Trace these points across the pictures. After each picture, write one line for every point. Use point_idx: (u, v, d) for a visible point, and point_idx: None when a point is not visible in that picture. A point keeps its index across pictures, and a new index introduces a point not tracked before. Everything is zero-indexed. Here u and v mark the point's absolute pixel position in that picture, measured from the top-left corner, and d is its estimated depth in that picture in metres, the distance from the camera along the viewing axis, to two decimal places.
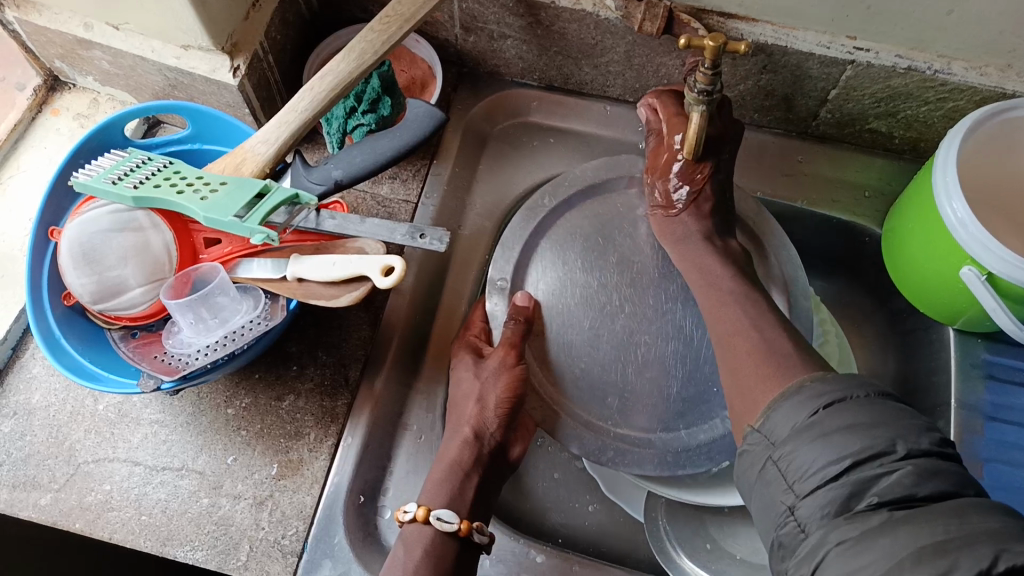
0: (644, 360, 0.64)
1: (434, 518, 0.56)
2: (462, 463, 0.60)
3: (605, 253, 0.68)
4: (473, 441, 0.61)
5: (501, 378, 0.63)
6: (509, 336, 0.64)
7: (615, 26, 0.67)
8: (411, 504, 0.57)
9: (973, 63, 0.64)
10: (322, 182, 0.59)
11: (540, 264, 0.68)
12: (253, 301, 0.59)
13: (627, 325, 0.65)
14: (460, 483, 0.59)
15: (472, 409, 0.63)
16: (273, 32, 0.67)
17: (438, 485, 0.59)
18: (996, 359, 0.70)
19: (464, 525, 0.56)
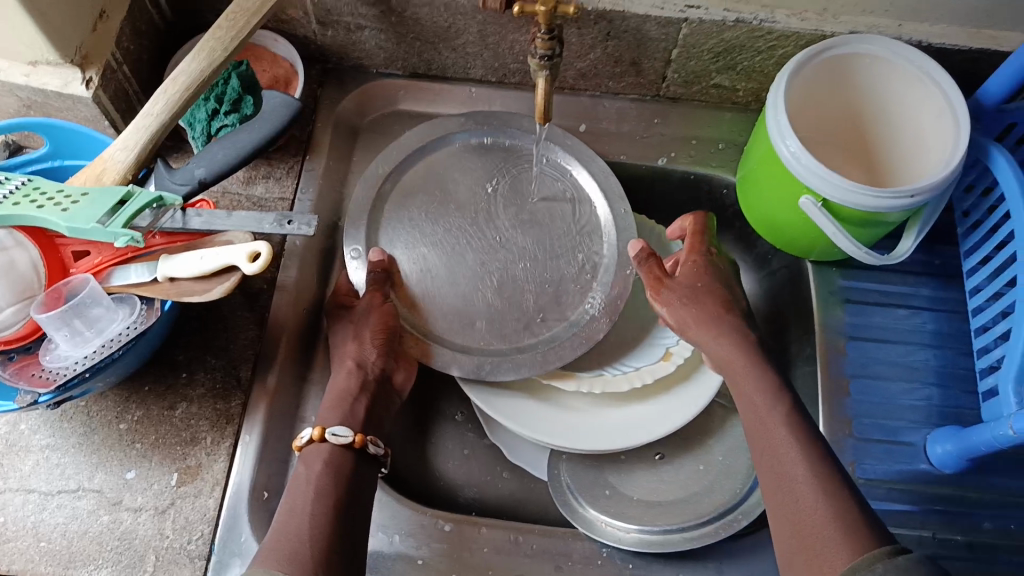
0: (500, 284, 0.71)
1: (329, 433, 0.57)
2: (349, 392, 0.62)
3: (446, 206, 0.74)
4: (357, 369, 0.64)
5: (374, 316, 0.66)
6: (371, 283, 0.68)
7: (464, 6, 0.70)
8: (304, 430, 0.59)
9: (794, 10, 0.70)
10: (186, 182, 0.60)
11: (387, 226, 0.72)
12: (129, 308, 0.59)
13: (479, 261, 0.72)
14: (350, 407, 0.61)
15: (351, 344, 0.65)
16: (125, 43, 0.67)
17: (329, 414, 0.61)
18: (852, 284, 0.76)
19: (358, 437, 0.58)
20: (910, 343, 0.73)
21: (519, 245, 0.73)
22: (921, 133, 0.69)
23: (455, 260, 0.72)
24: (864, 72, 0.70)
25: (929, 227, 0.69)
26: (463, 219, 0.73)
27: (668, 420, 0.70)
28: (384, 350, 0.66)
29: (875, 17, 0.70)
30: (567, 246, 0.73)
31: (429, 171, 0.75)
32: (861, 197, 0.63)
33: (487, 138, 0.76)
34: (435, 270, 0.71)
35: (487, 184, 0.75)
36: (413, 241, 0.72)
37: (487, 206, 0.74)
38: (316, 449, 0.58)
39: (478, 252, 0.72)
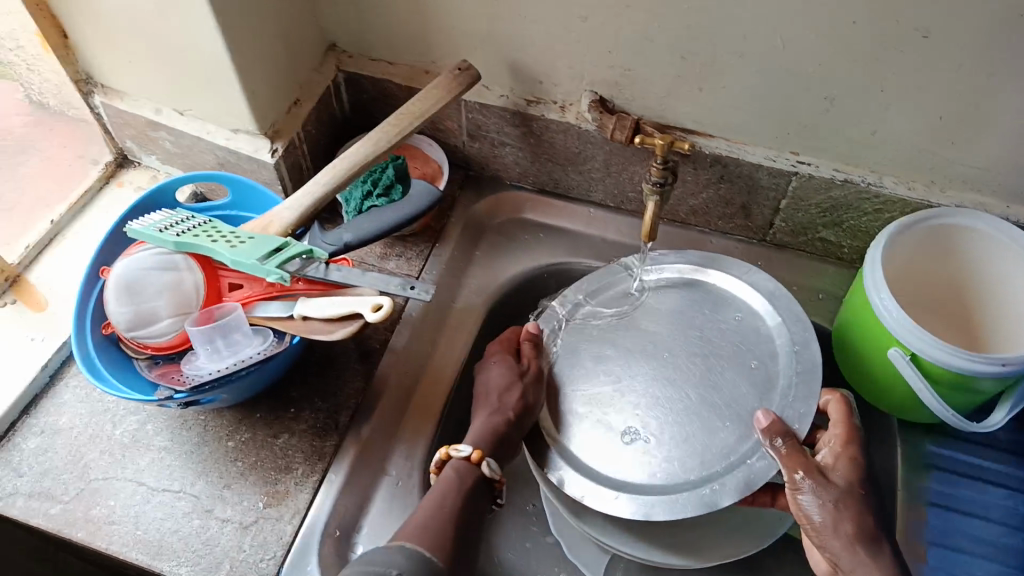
0: (674, 413, 0.70)
1: (484, 461, 0.62)
2: (497, 431, 0.67)
3: (643, 328, 0.76)
4: (504, 409, 0.68)
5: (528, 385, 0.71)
6: (530, 350, 0.74)
7: (595, 136, 0.80)
8: (462, 445, 0.63)
9: (901, 179, 0.75)
10: (333, 243, 0.70)
11: (575, 332, 0.77)
12: (262, 338, 0.68)
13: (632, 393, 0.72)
14: (494, 442, 0.66)
15: (502, 390, 0.70)
16: (310, 127, 0.81)
17: (476, 434, 0.66)
18: (940, 450, 0.75)
19: (501, 479, 0.63)
20: (1000, 523, 0.71)
21: (697, 381, 0.72)
22: None
23: (637, 377, 0.72)
24: (966, 244, 0.72)
25: (1022, 402, 0.68)
26: (657, 343, 0.75)
27: (705, 553, 0.70)
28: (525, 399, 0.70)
29: (982, 196, 0.73)
30: (743, 391, 0.70)
31: (627, 296, 0.78)
32: (953, 358, 0.65)
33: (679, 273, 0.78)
34: (615, 378, 0.73)
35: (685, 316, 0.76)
36: (599, 350, 0.75)
37: (682, 334, 0.75)
38: (457, 465, 0.62)
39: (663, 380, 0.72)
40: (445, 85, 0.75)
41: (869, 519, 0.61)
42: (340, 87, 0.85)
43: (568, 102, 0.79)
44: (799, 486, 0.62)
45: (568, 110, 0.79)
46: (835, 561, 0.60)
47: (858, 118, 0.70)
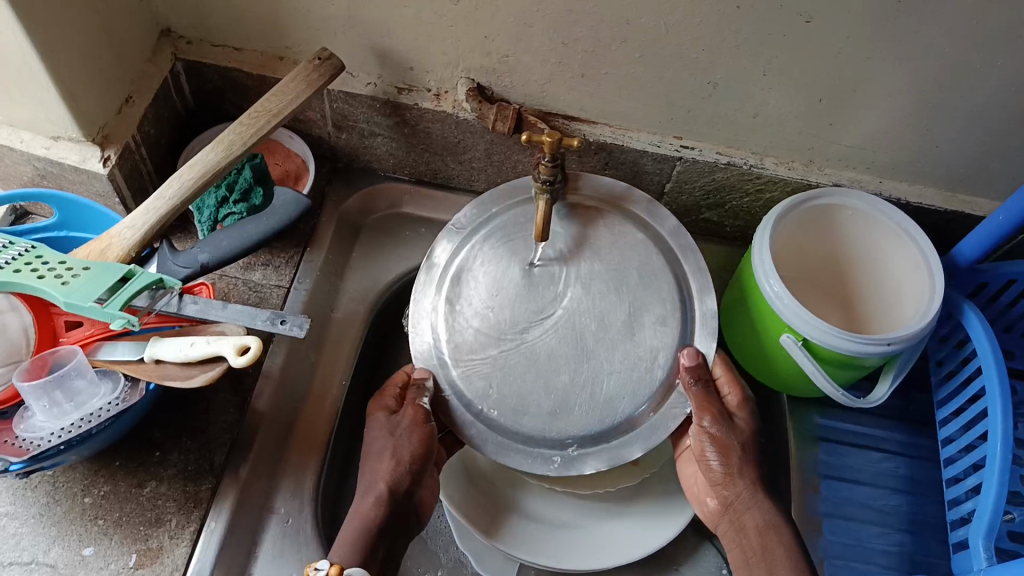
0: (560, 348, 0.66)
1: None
2: (376, 524, 0.60)
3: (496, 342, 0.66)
4: (386, 494, 0.61)
5: (413, 437, 0.64)
6: (414, 396, 0.65)
7: (474, 126, 0.75)
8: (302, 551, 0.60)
9: (781, 159, 0.75)
10: (188, 265, 0.62)
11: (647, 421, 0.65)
12: (112, 384, 0.60)
13: (533, 341, 0.66)
14: (370, 544, 0.58)
15: (385, 463, 0.63)
16: (146, 128, 0.71)
17: (342, 532, 0.61)
18: (827, 422, 0.77)
19: (367, 573, 0.58)
20: (882, 487, 0.74)
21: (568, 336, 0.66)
22: (901, 285, 0.72)
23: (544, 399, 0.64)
24: (845, 221, 0.73)
25: (903, 372, 0.70)
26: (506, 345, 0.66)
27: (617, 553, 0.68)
28: (417, 471, 0.64)
29: (857, 173, 0.75)
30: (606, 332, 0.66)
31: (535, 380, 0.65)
32: (843, 341, 0.65)
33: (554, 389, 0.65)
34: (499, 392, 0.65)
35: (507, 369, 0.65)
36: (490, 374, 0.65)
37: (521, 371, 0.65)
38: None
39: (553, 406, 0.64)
40: (304, 77, 0.68)
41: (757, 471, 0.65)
42: (179, 78, 0.75)
43: (442, 89, 0.73)
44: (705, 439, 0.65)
45: (444, 99, 0.74)
46: (732, 504, 0.64)
47: (740, 102, 0.69)
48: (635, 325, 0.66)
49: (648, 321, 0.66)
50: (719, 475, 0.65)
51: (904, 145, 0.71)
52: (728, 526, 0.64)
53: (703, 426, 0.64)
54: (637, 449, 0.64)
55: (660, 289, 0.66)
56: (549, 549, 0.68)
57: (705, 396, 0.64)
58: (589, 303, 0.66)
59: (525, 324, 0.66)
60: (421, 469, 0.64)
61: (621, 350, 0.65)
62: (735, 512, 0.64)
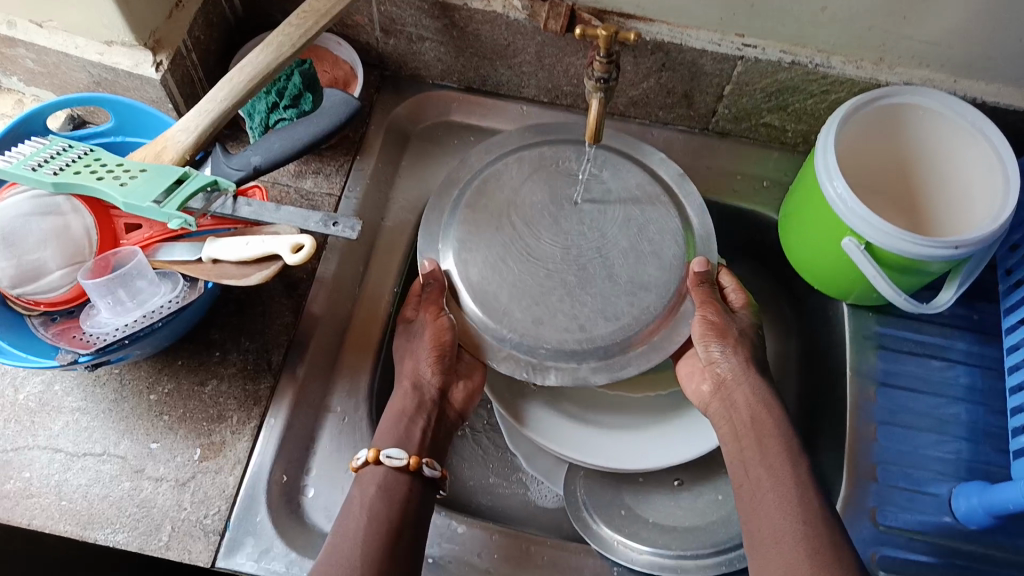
0: (576, 258, 0.67)
1: (383, 456, 0.59)
2: (407, 412, 0.64)
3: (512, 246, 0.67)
4: (413, 390, 0.65)
5: (428, 333, 0.66)
6: (430, 296, 0.66)
7: (524, 26, 0.72)
8: (360, 452, 0.60)
9: (849, 58, 0.71)
10: (241, 167, 0.62)
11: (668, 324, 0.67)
12: (171, 284, 0.61)
13: (542, 255, 0.67)
14: (405, 427, 0.63)
15: (409, 363, 0.67)
16: (197, 32, 0.71)
17: (387, 432, 0.62)
18: (885, 330, 0.75)
19: (413, 460, 0.59)
20: (943, 396, 0.72)
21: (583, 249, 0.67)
22: (972, 190, 0.69)
23: (550, 307, 0.65)
24: (915, 123, 0.70)
25: (968, 281, 0.68)
26: (521, 252, 0.67)
27: (664, 453, 0.68)
28: (438, 364, 0.66)
29: (930, 71, 0.71)
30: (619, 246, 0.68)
31: (547, 283, 0.66)
32: (908, 245, 0.62)
33: (562, 297, 0.65)
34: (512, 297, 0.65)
35: (519, 273, 0.66)
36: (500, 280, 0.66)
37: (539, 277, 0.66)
38: (372, 469, 0.59)
39: (562, 319, 0.64)
40: None
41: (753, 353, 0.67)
42: None
43: None
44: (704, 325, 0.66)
45: None
46: (721, 382, 0.66)
47: None
48: (636, 255, 0.67)
49: (654, 260, 0.67)
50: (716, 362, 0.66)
51: (986, 39, 0.66)
52: (718, 407, 0.66)
53: (704, 318, 0.66)
54: (633, 369, 0.64)
55: (669, 230, 0.69)
56: (599, 449, 0.69)
57: (708, 296, 0.66)
58: (596, 236, 0.68)
59: (541, 232, 0.68)
60: (445, 361, 0.66)
61: (630, 256, 0.67)
62: (727, 394, 0.65)
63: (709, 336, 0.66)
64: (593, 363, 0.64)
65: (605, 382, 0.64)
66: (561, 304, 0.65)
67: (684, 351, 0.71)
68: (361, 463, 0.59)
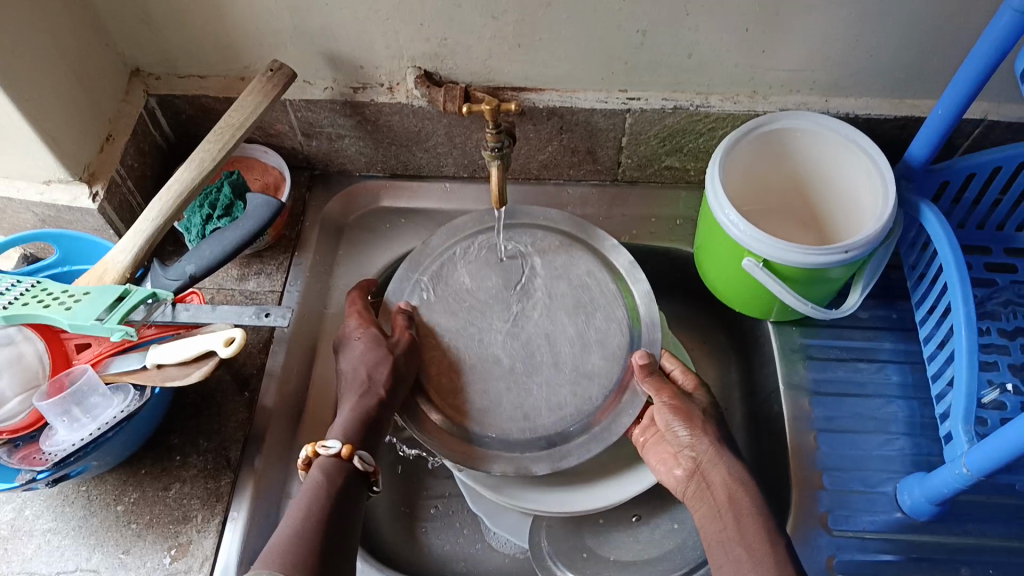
0: (523, 338, 0.72)
1: (321, 446, 0.60)
2: (371, 420, 0.64)
3: (458, 327, 0.73)
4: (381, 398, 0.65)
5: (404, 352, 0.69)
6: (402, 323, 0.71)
7: (429, 111, 0.79)
8: (332, 441, 0.60)
9: (726, 95, 0.77)
10: (178, 277, 0.67)
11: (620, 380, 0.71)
12: (123, 395, 0.65)
13: (488, 339, 0.72)
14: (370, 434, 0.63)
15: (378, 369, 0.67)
16: (130, 162, 0.77)
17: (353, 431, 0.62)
18: (813, 341, 0.79)
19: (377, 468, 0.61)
20: (878, 396, 0.76)
21: (527, 335, 0.72)
22: (858, 198, 0.74)
23: (501, 393, 0.70)
24: (796, 145, 0.75)
25: (872, 280, 0.73)
26: (466, 339, 0.72)
27: (618, 491, 0.71)
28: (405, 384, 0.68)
29: (802, 96, 0.77)
30: (572, 327, 0.73)
31: (492, 369, 0.71)
32: (802, 257, 0.67)
33: (504, 382, 0.70)
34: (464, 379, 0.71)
35: (467, 359, 0.72)
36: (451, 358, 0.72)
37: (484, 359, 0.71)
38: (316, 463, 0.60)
39: (511, 403, 0.69)
40: (260, 90, 0.72)
41: (713, 426, 0.67)
42: (155, 113, 0.81)
43: (394, 82, 0.78)
44: (664, 410, 0.67)
45: (397, 91, 0.78)
46: (696, 466, 0.65)
47: (672, 45, 0.72)
48: (586, 346, 0.72)
49: (599, 349, 0.72)
50: (687, 443, 0.66)
51: (840, 60, 0.73)
52: (695, 491, 0.64)
53: (664, 403, 0.68)
54: (571, 459, 0.67)
55: (614, 316, 0.73)
56: (554, 496, 0.71)
57: (662, 385, 0.69)
58: (545, 328, 0.73)
59: (485, 322, 0.73)
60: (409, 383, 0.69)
61: (575, 331, 0.73)
62: (703, 474, 0.64)
63: (674, 416, 0.67)
64: (536, 453, 0.68)
65: (546, 472, 0.67)
66: (504, 385, 0.70)
67: (645, 443, 0.70)
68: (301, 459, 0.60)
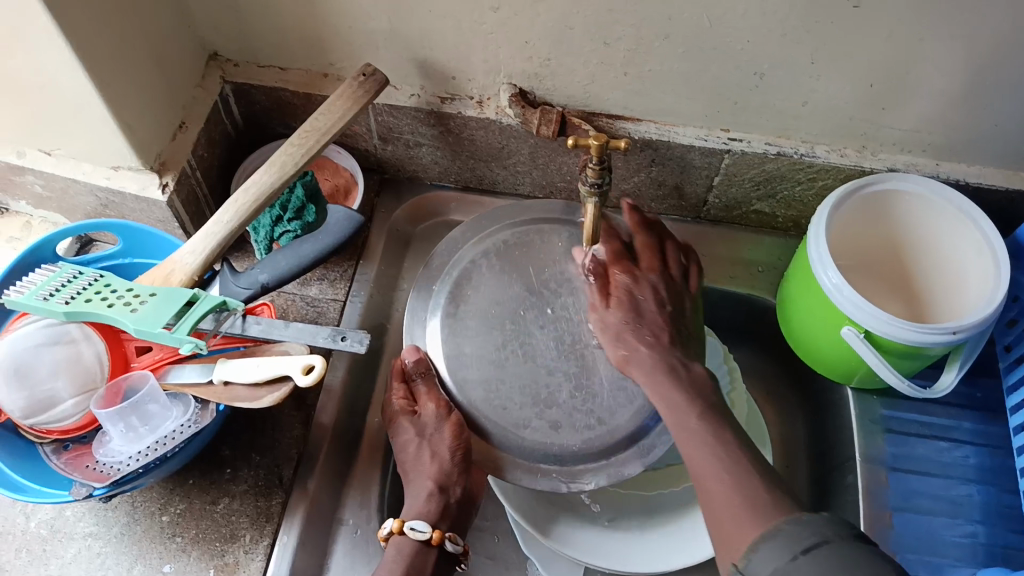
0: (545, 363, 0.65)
1: (450, 541, 0.60)
2: (432, 518, 0.61)
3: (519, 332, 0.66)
4: (437, 492, 0.61)
5: (444, 442, 0.62)
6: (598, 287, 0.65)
7: (518, 130, 0.75)
8: (419, 524, 0.59)
9: (833, 147, 0.73)
10: (249, 286, 0.63)
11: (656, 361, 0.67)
12: (183, 406, 0.62)
13: (536, 359, 0.65)
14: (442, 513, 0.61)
15: (428, 462, 0.62)
16: (201, 151, 0.73)
17: (428, 508, 0.61)
18: (891, 413, 0.75)
19: (443, 536, 0.60)
20: (954, 477, 0.72)
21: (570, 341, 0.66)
22: (962, 270, 0.71)
23: (536, 404, 0.63)
24: (901, 207, 0.72)
25: (969, 361, 0.69)
26: (522, 356, 0.65)
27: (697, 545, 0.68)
28: (461, 465, 0.62)
29: (912, 156, 0.73)
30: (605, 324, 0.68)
31: (529, 379, 0.64)
32: (907, 332, 0.63)
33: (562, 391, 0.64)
34: (507, 406, 0.63)
35: (515, 375, 0.64)
36: (482, 378, 0.64)
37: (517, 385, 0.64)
38: (395, 541, 0.59)
39: (567, 413, 0.63)
40: (349, 95, 0.69)
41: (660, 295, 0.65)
42: (228, 100, 0.77)
43: (484, 97, 0.74)
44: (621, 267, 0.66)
45: (487, 105, 0.74)
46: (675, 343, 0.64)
47: (787, 91, 0.68)
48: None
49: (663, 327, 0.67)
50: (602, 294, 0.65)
51: (960, 124, 0.69)
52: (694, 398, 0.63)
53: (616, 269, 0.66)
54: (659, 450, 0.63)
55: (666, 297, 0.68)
56: (630, 556, 0.68)
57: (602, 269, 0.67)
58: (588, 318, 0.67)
59: (515, 336, 0.66)
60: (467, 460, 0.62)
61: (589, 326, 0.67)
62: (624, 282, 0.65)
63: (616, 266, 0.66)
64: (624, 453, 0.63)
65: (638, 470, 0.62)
66: (560, 393, 0.64)
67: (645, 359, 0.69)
68: (422, 539, 0.59)
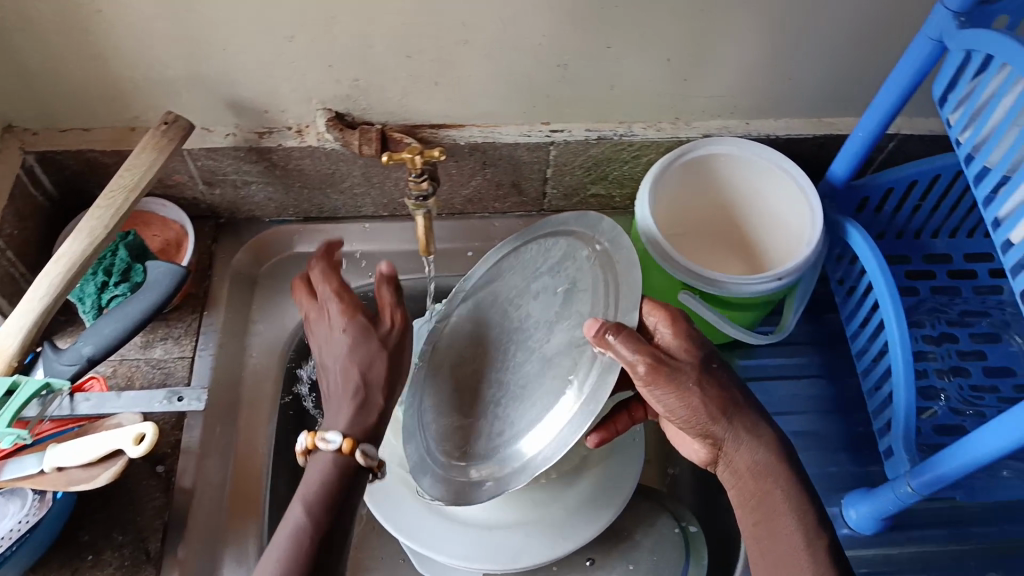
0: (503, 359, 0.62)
1: (361, 454, 0.54)
2: (358, 439, 0.56)
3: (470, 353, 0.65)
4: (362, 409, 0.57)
5: (376, 363, 0.58)
6: (387, 298, 0.61)
7: (343, 154, 0.74)
8: (331, 433, 0.55)
9: (650, 123, 0.76)
10: (75, 361, 0.60)
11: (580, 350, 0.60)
12: (21, 501, 0.58)
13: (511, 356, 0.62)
14: (371, 399, 0.57)
15: (350, 384, 0.57)
16: (8, 229, 0.69)
17: (347, 367, 0.58)
18: (747, 364, 0.79)
19: (348, 443, 0.54)
20: (811, 412, 0.76)
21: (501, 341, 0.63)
22: (786, 220, 0.75)
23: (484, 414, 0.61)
24: (723, 170, 0.75)
25: (804, 302, 0.73)
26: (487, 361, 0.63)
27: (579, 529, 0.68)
28: (388, 387, 0.58)
29: (724, 120, 0.76)
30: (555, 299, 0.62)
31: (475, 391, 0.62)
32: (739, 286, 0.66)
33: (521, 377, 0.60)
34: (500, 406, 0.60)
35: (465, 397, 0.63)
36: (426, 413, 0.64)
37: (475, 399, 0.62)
38: (313, 456, 0.55)
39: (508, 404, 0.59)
40: (153, 146, 0.66)
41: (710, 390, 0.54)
42: (34, 171, 0.73)
43: (302, 125, 0.72)
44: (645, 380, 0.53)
45: (306, 133, 0.72)
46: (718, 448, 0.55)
47: (594, 78, 0.69)
48: (571, 313, 0.60)
49: (582, 298, 0.60)
50: (689, 421, 0.54)
51: (760, 84, 0.72)
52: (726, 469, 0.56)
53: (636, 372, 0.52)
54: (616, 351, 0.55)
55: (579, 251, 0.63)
56: (514, 550, 0.68)
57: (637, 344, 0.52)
58: (531, 318, 0.63)
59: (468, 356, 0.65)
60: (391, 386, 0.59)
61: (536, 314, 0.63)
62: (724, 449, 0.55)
63: (660, 389, 0.53)
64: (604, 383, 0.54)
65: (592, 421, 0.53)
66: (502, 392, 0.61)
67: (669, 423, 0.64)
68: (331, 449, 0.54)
